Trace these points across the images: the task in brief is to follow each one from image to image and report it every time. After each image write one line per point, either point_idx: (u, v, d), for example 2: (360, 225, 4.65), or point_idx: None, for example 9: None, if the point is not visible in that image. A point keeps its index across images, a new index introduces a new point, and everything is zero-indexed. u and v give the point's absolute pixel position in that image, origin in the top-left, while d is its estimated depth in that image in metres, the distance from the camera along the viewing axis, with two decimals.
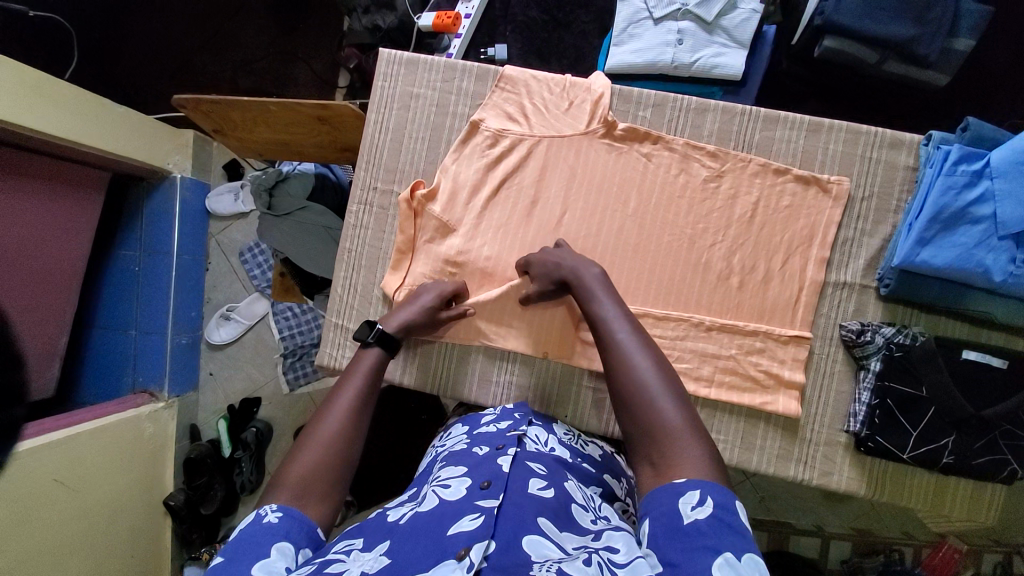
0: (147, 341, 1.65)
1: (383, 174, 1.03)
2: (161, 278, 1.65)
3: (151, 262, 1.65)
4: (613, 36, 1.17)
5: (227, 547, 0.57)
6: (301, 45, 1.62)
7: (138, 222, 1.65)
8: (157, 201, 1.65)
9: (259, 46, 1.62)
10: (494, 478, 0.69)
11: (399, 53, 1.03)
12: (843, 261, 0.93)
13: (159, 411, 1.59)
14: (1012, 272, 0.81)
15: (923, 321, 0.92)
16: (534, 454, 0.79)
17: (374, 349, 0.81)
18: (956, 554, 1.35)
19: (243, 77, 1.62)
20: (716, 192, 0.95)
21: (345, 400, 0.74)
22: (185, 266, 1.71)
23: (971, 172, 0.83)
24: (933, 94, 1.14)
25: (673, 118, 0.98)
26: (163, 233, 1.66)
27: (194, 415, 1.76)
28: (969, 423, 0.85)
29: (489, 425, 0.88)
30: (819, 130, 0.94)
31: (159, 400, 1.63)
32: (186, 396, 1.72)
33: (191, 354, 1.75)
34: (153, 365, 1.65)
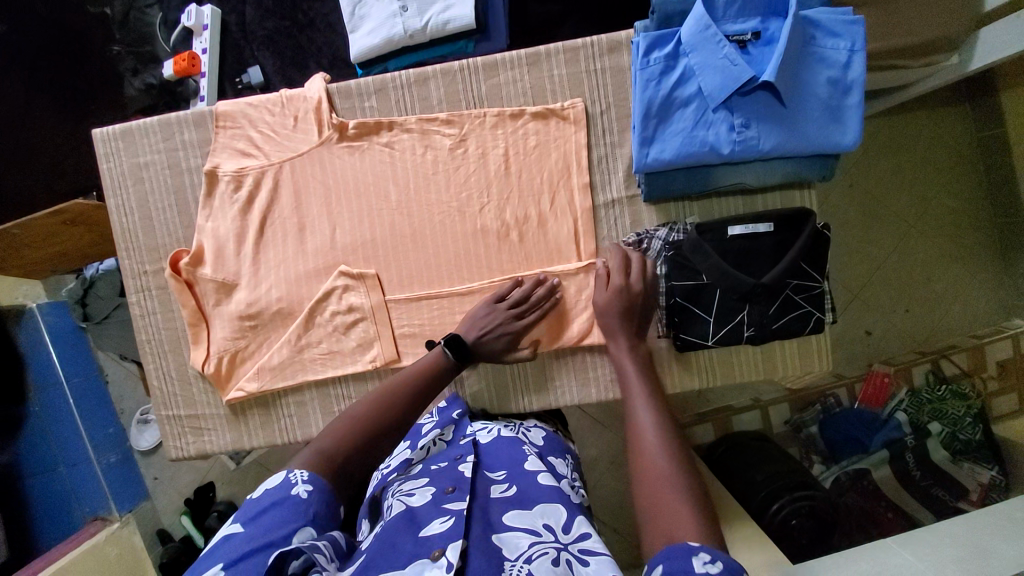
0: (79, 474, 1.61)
1: (147, 256, 0.98)
2: (61, 409, 1.60)
3: (46, 400, 1.58)
4: (347, 24, 1.14)
5: (260, 503, 0.58)
6: None
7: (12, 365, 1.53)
8: (26, 336, 1.56)
9: None
10: (457, 483, 0.65)
11: (111, 128, 0.97)
12: (605, 179, 0.93)
13: (117, 532, 1.57)
14: (736, 140, 0.79)
15: (695, 210, 0.92)
16: (491, 453, 0.76)
17: (440, 348, 0.84)
18: (886, 378, 1.32)
19: None
20: (466, 156, 0.93)
21: (373, 398, 0.75)
22: (82, 388, 1.66)
23: (665, 57, 0.78)
24: None
25: (399, 98, 0.93)
26: (44, 363, 1.58)
27: (158, 519, 1.73)
28: (755, 293, 0.85)
29: (437, 437, 0.81)
30: (539, 60, 0.91)
31: (112, 521, 1.60)
32: (140, 508, 1.69)
33: (128, 467, 1.71)
34: (93, 492, 1.62)
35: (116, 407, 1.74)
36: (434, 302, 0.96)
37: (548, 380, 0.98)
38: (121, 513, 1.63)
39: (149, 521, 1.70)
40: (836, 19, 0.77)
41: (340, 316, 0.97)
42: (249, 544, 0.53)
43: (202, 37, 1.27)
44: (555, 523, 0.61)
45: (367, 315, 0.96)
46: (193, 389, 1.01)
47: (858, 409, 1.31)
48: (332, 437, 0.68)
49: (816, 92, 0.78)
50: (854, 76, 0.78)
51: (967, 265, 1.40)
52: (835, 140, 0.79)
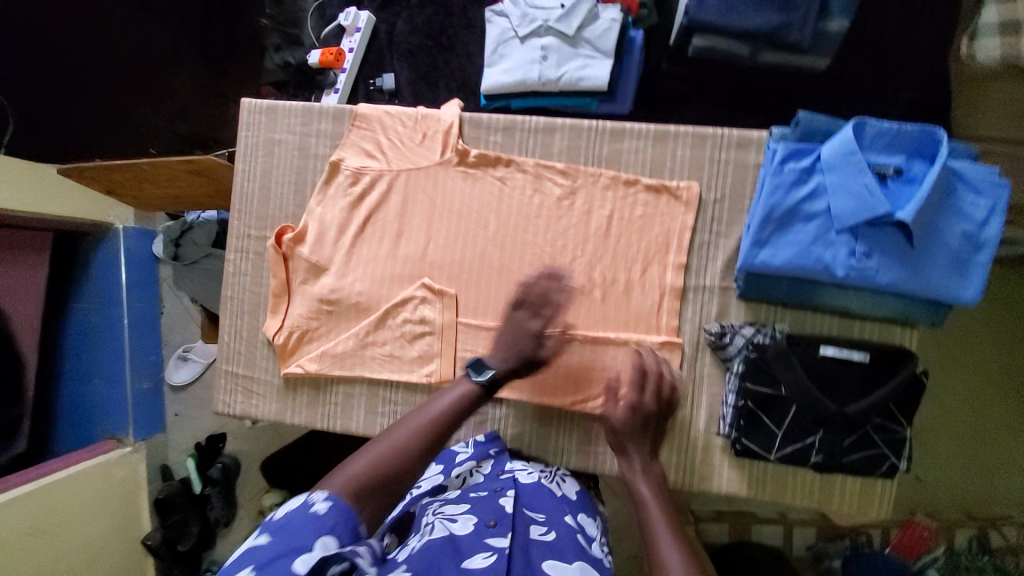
0: (110, 391, 1.74)
1: (255, 222, 1.05)
2: (115, 329, 1.74)
3: (105, 315, 1.74)
4: (486, 58, 1.22)
5: (275, 524, 0.56)
6: None
7: (89, 275, 1.74)
8: (104, 253, 1.74)
9: None
10: (500, 518, 0.71)
11: (259, 102, 1.05)
12: (702, 265, 0.93)
13: (128, 456, 1.68)
14: (853, 266, 0.79)
15: (788, 318, 0.91)
16: (528, 494, 0.80)
17: (466, 380, 0.79)
18: (926, 531, 1.25)
19: None
20: (571, 208, 0.95)
21: (406, 427, 0.70)
22: (137, 313, 1.78)
23: (799, 170, 0.80)
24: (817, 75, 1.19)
25: (523, 139, 0.97)
26: (111, 280, 1.74)
27: (165, 455, 1.83)
28: (833, 420, 0.83)
29: (474, 469, 0.86)
30: (666, 138, 0.94)
31: (125, 444, 1.71)
32: (154, 438, 1.80)
33: (156, 398, 1.82)
34: (117, 413, 1.74)
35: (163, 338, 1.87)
36: None
37: (591, 443, 0.97)
38: (135, 440, 1.73)
39: (158, 453, 1.80)
40: (983, 176, 0.77)
41: (411, 325, 0.99)
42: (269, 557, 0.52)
43: (354, 38, 1.37)
44: None
45: (435, 330, 0.99)
46: (258, 354, 1.05)
47: (889, 556, 1.23)
48: (361, 460, 0.63)
49: (946, 243, 0.77)
50: (990, 236, 0.76)
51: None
52: (956, 293, 0.77)
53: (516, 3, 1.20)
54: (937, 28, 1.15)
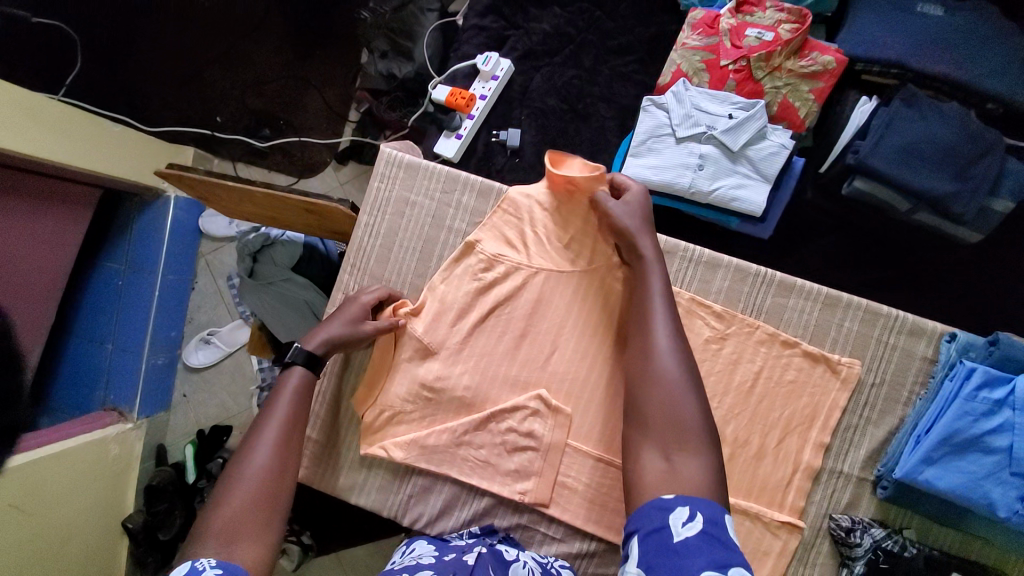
0: (122, 359, 1.58)
1: (367, 281, 0.97)
2: (142, 297, 1.59)
3: (134, 279, 1.59)
4: (632, 146, 1.15)
5: None
6: (313, 74, 1.63)
7: (126, 238, 1.59)
8: (147, 220, 1.59)
9: (276, 67, 1.64)
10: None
11: (400, 154, 0.97)
12: (843, 449, 0.86)
13: (127, 433, 1.52)
14: (1019, 512, 0.73)
15: (914, 524, 0.86)
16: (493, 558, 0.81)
17: (297, 370, 0.80)
18: None
19: (253, 96, 1.64)
20: (717, 354, 0.88)
21: (274, 432, 0.75)
22: (169, 286, 1.64)
23: (991, 400, 0.76)
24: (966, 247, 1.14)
25: (681, 269, 0.90)
26: (150, 251, 1.58)
27: (162, 436, 1.68)
28: None
29: (455, 543, 0.87)
30: (836, 305, 0.87)
31: (126, 420, 1.56)
32: (156, 418, 1.65)
33: (166, 373, 1.69)
34: (124, 384, 1.58)
35: (188, 316, 1.74)
36: (612, 471, 0.90)
37: None
38: (138, 417, 1.59)
39: (157, 434, 1.66)
40: None
41: (514, 435, 0.91)
42: None
43: (488, 84, 1.29)
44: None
45: (539, 448, 0.91)
46: (340, 417, 0.99)
47: None
48: (238, 492, 0.68)
49: None
50: None
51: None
52: None
53: (679, 100, 1.11)
54: None
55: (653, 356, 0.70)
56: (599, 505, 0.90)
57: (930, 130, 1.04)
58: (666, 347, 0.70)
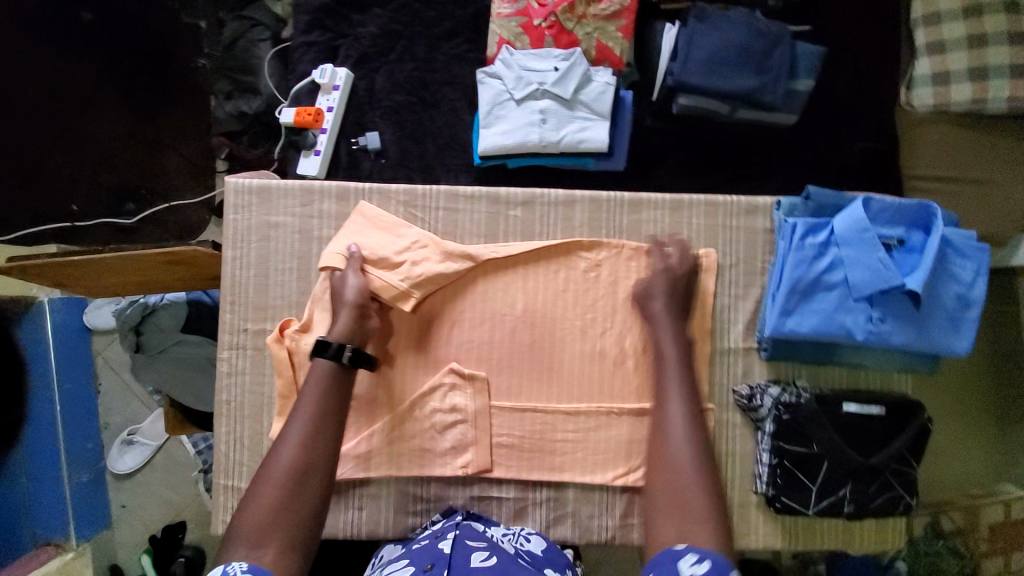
0: (40, 486, 1.41)
1: (252, 314, 0.95)
2: (45, 415, 1.42)
3: (30, 400, 1.41)
4: (480, 119, 1.20)
5: None
6: (165, 132, 1.49)
7: (4, 358, 1.38)
8: (26, 333, 1.41)
9: (116, 137, 1.47)
10: (436, 559, 0.74)
11: (248, 182, 0.96)
12: (725, 328, 0.96)
13: (70, 563, 1.37)
14: (871, 330, 0.83)
15: (805, 373, 0.95)
16: (469, 531, 0.83)
17: (320, 361, 0.76)
18: None
19: (104, 173, 1.47)
20: (598, 280, 0.95)
21: (299, 426, 0.71)
22: (70, 395, 1.48)
23: (818, 244, 0.84)
24: (791, 128, 1.29)
25: (544, 214, 0.96)
26: (39, 362, 1.43)
27: (113, 554, 1.52)
28: (861, 471, 0.88)
29: (425, 531, 0.88)
30: (681, 207, 0.97)
31: (66, 550, 1.40)
32: (99, 537, 1.49)
33: (97, 489, 1.51)
34: (52, 513, 1.42)
35: (103, 421, 1.55)
36: (539, 416, 0.94)
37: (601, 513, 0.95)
38: (79, 542, 1.43)
39: (104, 552, 1.50)
40: (967, 243, 0.85)
41: (441, 415, 0.93)
42: None
43: (331, 95, 1.31)
44: None
45: (468, 418, 0.93)
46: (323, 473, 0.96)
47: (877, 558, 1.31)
48: (263, 492, 0.66)
49: (942, 304, 0.85)
50: (977, 295, 0.85)
51: (983, 450, 1.39)
52: (951, 346, 0.85)
53: (508, 66, 1.19)
54: (882, 88, 1.30)
55: (667, 435, 0.73)
56: (537, 452, 0.94)
57: (727, 38, 1.19)
58: (680, 426, 0.73)
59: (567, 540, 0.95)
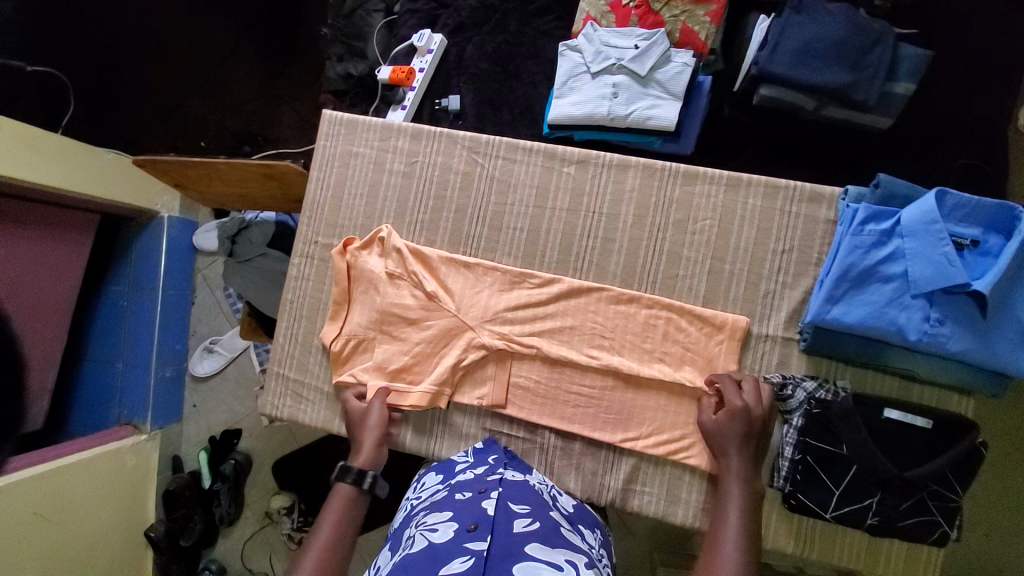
0: (132, 375, 1.61)
1: (324, 229, 1.08)
2: (145, 314, 1.63)
3: (139, 299, 1.63)
4: (556, 89, 1.26)
5: None
6: (284, 92, 1.63)
7: (127, 261, 1.64)
8: (146, 239, 1.64)
9: (247, 90, 1.64)
10: (480, 520, 0.71)
11: (340, 114, 1.09)
12: (766, 313, 0.93)
13: (142, 444, 1.55)
14: (927, 332, 0.79)
15: (849, 375, 0.91)
16: (513, 490, 0.82)
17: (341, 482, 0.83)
18: None
19: (231, 119, 1.64)
20: (639, 248, 0.98)
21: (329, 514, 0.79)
22: (170, 302, 1.67)
23: (879, 232, 0.82)
24: (885, 136, 1.21)
25: (597, 174, 1.00)
26: (151, 268, 1.63)
27: (178, 446, 1.71)
28: (893, 483, 0.82)
29: (464, 473, 0.89)
30: (738, 185, 0.95)
31: (141, 432, 1.58)
32: (169, 428, 1.67)
33: (175, 388, 1.70)
34: (136, 399, 1.61)
35: (191, 327, 1.76)
36: (566, 367, 0.97)
37: (608, 473, 0.96)
38: (152, 428, 1.61)
39: (171, 444, 1.68)
40: None
41: (468, 353, 0.98)
42: None
43: (425, 58, 1.43)
44: (576, 563, 0.68)
45: (491, 354, 0.98)
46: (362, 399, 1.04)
47: None
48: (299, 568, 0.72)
49: (1019, 317, 0.78)
50: None
51: None
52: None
53: (590, 40, 1.24)
54: (1002, 104, 1.17)
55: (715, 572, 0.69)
56: (552, 400, 0.97)
57: (823, 28, 1.11)
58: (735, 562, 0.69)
59: (579, 492, 0.97)
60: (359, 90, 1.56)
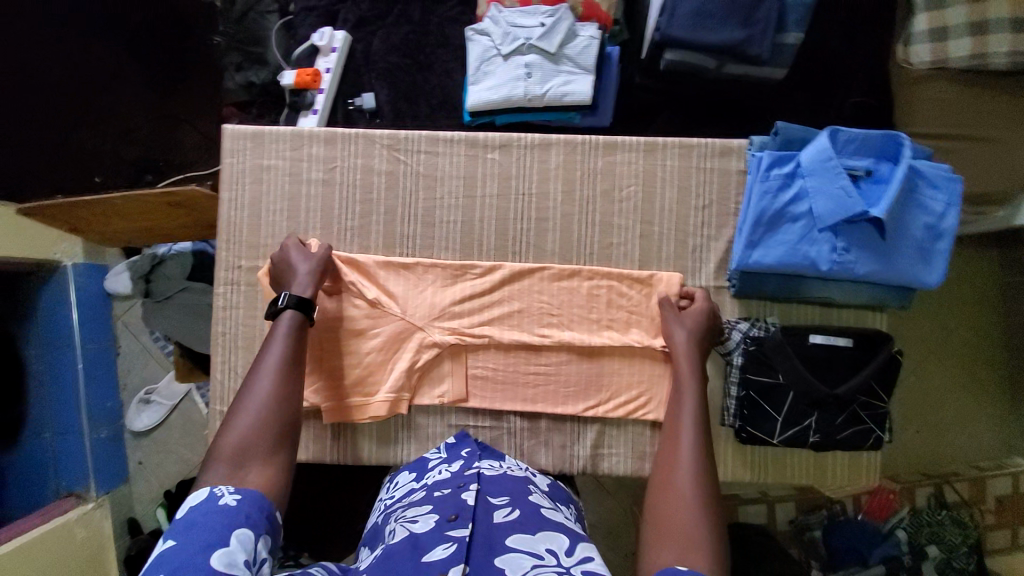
0: (62, 443, 1.48)
1: (246, 252, 1.02)
2: (66, 373, 1.49)
3: (55, 357, 1.48)
4: (470, 75, 1.24)
5: (180, 531, 0.59)
6: (181, 107, 1.51)
7: (26, 321, 1.46)
8: (48, 294, 1.48)
9: (138, 113, 1.49)
10: (460, 510, 0.74)
11: (243, 127, 1.02)
12: (697, 267, 0.98)
13: (90, 513, 1.44)
14: (835, 260, 0.87)
15: (777, 311, 0.98)
16: (491, 481, 0.84)
17: (288, 313, 0.85)
18: (892, 493, 1.32)
19: (126, 147, 1.49)
20: (571, 223, 1.00)
21: (269, 368, 0.80)
22: (93, 357, 1.54)
23: (783, 175, 0.88)
24: (781, 85, 1.29)
25: (521, 156, 1.00)
26: (62, 322, 1.49)
27: (131, 506, 1.58)
28: (828, 402, 0.90)
29: (439, 468, 0.89)
30: (655, 149, 0.99)
31: (86, 500, 1.46)
32: (116, 492, 1.55)
33: (116, 446, 1.58)
34: (72, 465, 1.48)
35: (120, 379, 1.62)
36: (518, 351, 0.98)
37: (577, 443, 0.99)
38: (98, 494, 1.49)
39: (122, 506, 1.55)
40: (936, 173, 0.87)
41: (422, 352, 0.97)
42: (197, 546, 0.57)
43: (330, 58, 1.37)
44: (557, 548, 0.68)
45: (444, 350, 0.98)
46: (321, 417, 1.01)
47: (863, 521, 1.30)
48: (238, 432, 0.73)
49: (910, 234, 0.87)
50: (947, 226, 0.87)
51: (983, 415, 1.42)
52: (920, 277, 0.88)
53: (496, 23, 1.23)
54: (876, 45, 1.28)
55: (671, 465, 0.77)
56: (511, 384, 0.98)
57: None
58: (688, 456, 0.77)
59: (551, 467, 0.99)
60: (265, 100, 1.47)
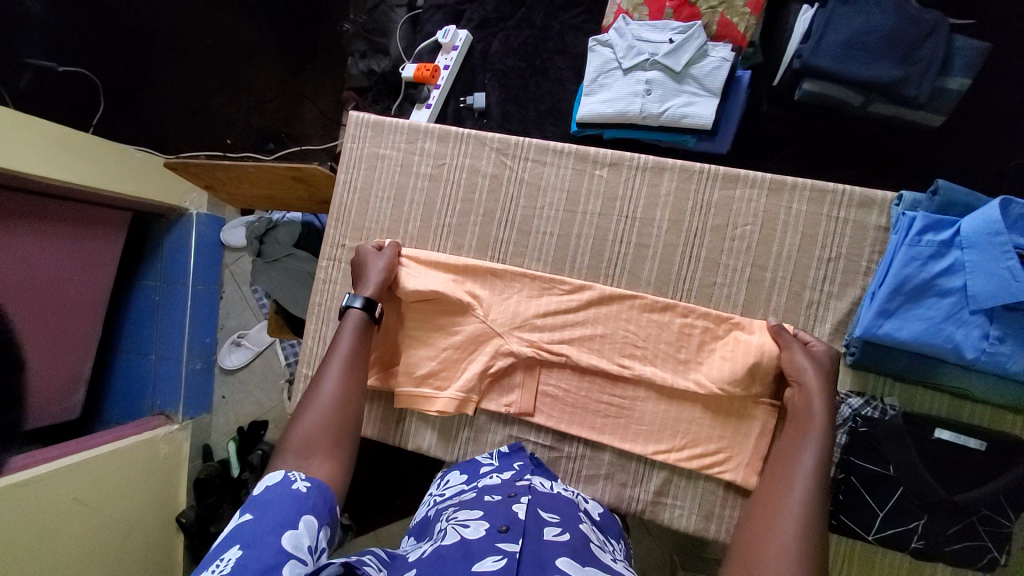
0: (163, 366, 1.65)
1: (350, 232, 1.07)
2: (177, 308, 1.66)
3: (170, 292, 1.66)
4: (585, 86, 1.22)
5: (256, 506, 0.61)
6: (308, 85, 1.63)
7: (159, 256, 1.66)
8: (175, 237, 1.66)
9: (270, 86, 1.63)
10: (511, 522, 0.70)
11: (367, 116, 1.08)
12: (809, 324, 0.89)
13: (174, 433, 1.57)
14: (985, 349, 0.75)
15: (897, 392, 0.86)
16: (544, 499, 0.81)
17: (354, 312, 0.88)
18: None
19: (255, 116, 1.64)
20: (673, 254, 0.94)
21: (337, 362, 0.84)
22: (200, 296, 1.71)
23: (937, 243, 0.77)
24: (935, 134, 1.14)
25: (630, 177, 0.96)
26: (180, 263, 1.66)
27: (208, 435, 1.74)
28: (941, 507, 0.79)
29: (491, 476, 0.86)
30: (782, 189, 0.91)
31: (173, 422, 1.62)
32: (200, 419, 1.71)
33: (206, 378, 1.74)
34: (169, 389, 1.65)
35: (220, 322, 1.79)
36: (594, 376, 0.95)
37: (640, 484, 0.94)
38: (184, 418, 1.64)
39: (202, 433, 1.71)
40: None
41: (496, 360, 0.97)
42: (264, 525, 0.59)
43: (450, 55, 1.40)
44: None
45: (520, 360, 0.96)
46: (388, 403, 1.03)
47: None
48: (305, 425, 0.76)
49: None
50: None
51: None
52: None
53: (622, 35, 1.19)
54: None
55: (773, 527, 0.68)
56: (580, 408, 0.95)
57: (871, 21, 1.02)
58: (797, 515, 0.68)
59: (609, 501, 0.95)
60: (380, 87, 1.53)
